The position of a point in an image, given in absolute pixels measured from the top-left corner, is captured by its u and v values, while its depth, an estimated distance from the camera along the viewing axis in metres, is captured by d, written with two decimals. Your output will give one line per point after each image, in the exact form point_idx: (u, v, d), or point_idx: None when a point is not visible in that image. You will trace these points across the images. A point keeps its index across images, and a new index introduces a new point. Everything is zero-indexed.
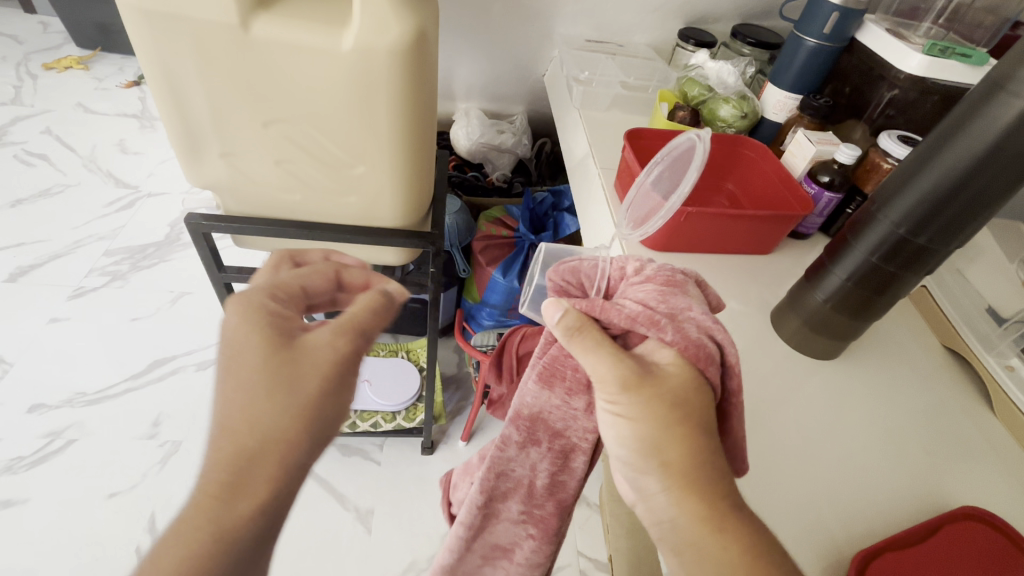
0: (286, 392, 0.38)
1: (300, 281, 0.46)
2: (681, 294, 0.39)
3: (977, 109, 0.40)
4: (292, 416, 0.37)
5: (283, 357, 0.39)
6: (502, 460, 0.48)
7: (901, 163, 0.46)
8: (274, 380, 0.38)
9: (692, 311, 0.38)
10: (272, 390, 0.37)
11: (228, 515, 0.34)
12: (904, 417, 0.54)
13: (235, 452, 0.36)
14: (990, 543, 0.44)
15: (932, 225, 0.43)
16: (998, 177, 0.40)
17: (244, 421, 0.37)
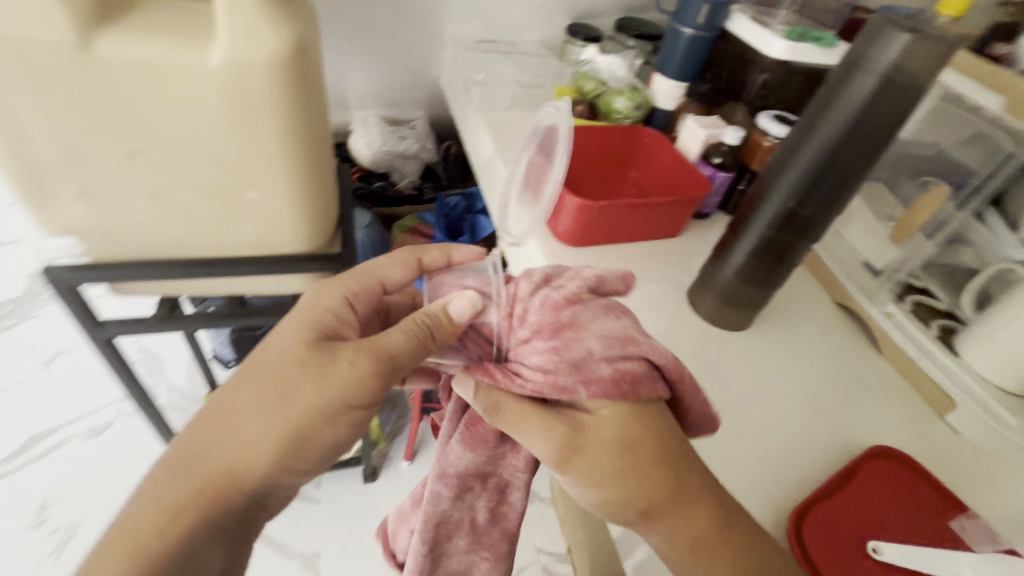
0: (291, 406, 0.39)
1: (345, 298, 0.46)
2: (574, 331, 0.39)
3: (839, 88, 0.44)
4: (283, 443, 0.40)
5: (277, 394, 0.39)
6: (438, 511, 0.46)
7: (781, 142, 0.50)
8: (287, 394, 0.39)
9: (593, 348, 0.38)
10: (268, 409, 0.39)
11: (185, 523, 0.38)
12: (811, 371, 0.59)
13: (200, 478, 0.39)
14: (909, 482, 0.48)
15: (815, 196, 0.47)
16: (863, 148, 0.44)
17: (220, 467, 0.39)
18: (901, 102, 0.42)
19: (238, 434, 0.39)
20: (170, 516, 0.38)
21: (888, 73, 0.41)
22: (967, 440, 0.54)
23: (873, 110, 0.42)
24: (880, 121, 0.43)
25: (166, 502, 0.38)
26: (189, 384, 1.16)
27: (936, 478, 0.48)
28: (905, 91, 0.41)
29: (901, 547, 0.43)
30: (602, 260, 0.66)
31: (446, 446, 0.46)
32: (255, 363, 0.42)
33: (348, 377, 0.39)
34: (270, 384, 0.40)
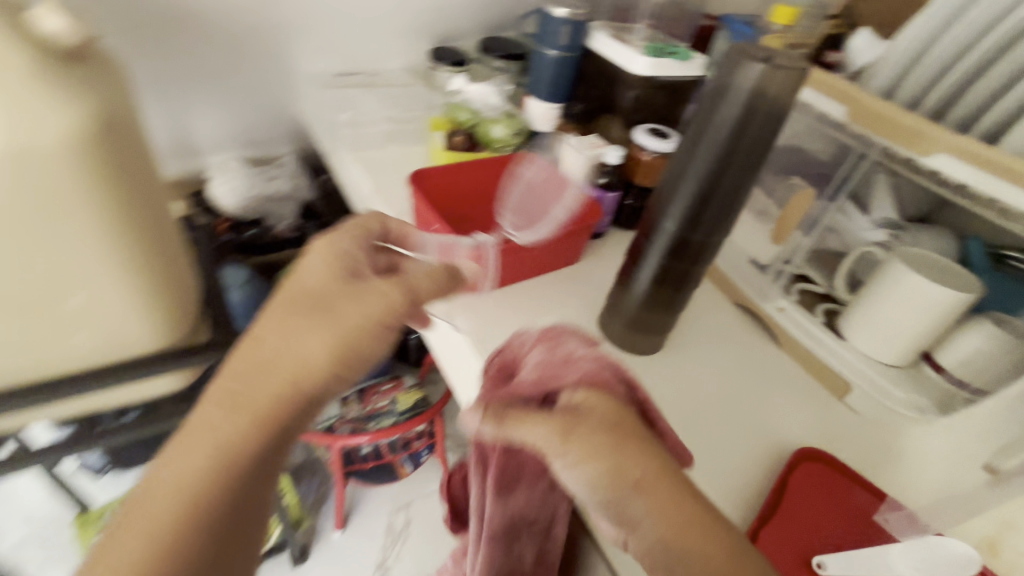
0: (335, 325, 0.39)
1: (350, 245, 0.46)
2: (564, 344, 0.44)
3: (710, 115, 0.44)
4: (330, 364, 0.39)
5: (323, 312, 0.40)
6: (496, 564, 0.49)
7: (665, 168, 0.49)
8: (328, 314, 0.40)
9: (579, 352, 0.43)
10: (312, 330, 0.39)
11: (233, 461, 0.35)
12: (727, 379, 0.60)
13: (245, 407, 0.37)
14: (848, 492, 0.49)
15: (703, 221, 0.47)
16: (741, 172, 0.44)
17: (269, 394, 0.37)
18: (766, 129, 0.42)
19: (282, 358, 0.38)
20: (226, 446, 0.36)
21: (750, 102, 0.42)
22: (867, 418, 0.58)
23: (742, 138, 0.43)
24: (750, 148, 0.43)
25: (205, 452, 0.35)
26: (48, 511, 0.95)
27: (875, 486, 0.49)
28: (768, 118, 0.42)
29: (841, 557, 0.44)
30: (507, 303, 0.63)
31: (485, 501, 0.48)
32: (295, 294, 0.41)
33: (377, 300, 0.41)
34: (311, 305, 0.40)
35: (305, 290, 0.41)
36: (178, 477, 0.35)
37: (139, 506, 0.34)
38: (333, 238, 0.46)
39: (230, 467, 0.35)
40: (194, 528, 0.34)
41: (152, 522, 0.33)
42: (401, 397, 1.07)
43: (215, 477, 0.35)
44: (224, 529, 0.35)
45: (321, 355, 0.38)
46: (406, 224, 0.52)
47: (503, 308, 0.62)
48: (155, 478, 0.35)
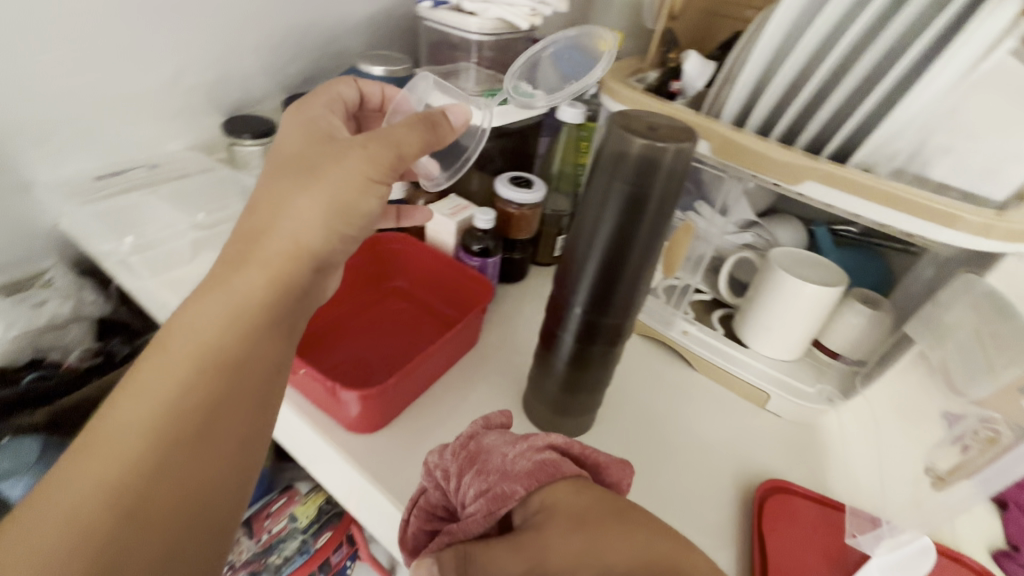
0: (323, 176, 0.39)
1: (313, 116, 0.45)
2: (484, 456, 0.39)
3: (603, 193, 0.39)
4: (328, 229, 0.39)
5: (306, 174, 0.39)
6: None
7: (563, 247, 0.43)
8: (311, 164, 0.39)
9: (506, 454, 0.38)
10: (307, 189, 0.38)
11: (239, 333, 0.36)
12: (666, 428, 0.58)
13: (261, 278, 0.37)
14: (816, 515, 0.49)
15: (615, 305, 0.42)
16: (645, 250, 0.40)
17: (273, 262, 0.38)
18: (664, 205, 0.38)
19: (275, 227, 0.38)
20: (241, 305, 0.37)
21: (643, 179, 0.37)
22: (789, 420, 0.60)
23: (641, 216, 0.38)
24: (649, 227, 0.39)
25: (212, 335, 0.36)
26: None
27: (834, 500, 0.51)
28: (664, 194, 0.38)
29: None
30: (419, 424, 0.53)
31: None
32: (280, 156, 0.41)
33: (406, 137, 0.39)
34: (296, 155, 0.41)
35: (322, 133, 0.42)
36: (194, 339, 0.35)
37: (155, 378, 0.34)
38: (299, 105, 0.46)
39: (244, 340, 0.37)
40: (207, 386, 0.35)
41: (168, 380, 0.34)
42: (300, 509, 0.85)
43: (228, 338, 0.36)
44: (232, 388, 0.36)
45: (315, 220, 0.38)
46: (383, 92, 0.54)
47: (416, 436, 0.52)
48: (145, 377, 0.34)
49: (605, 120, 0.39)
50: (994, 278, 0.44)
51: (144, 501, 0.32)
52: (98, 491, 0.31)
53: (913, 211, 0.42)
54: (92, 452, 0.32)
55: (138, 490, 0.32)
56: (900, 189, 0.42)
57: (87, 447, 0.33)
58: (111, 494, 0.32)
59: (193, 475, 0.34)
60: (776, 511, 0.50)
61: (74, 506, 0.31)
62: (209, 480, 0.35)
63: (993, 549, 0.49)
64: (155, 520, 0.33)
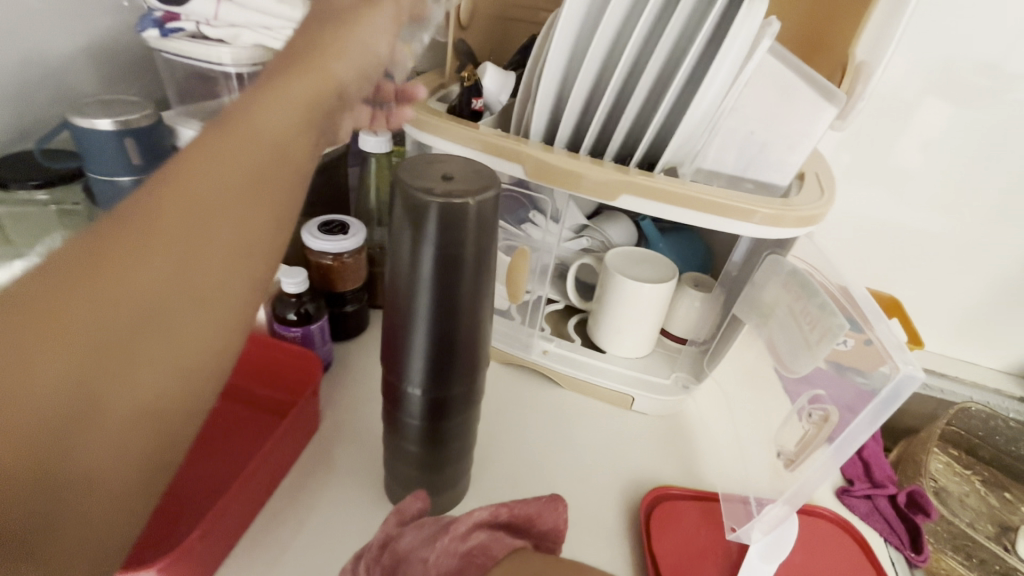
0: (315, 65, 0.27)
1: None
2: (401, 567, 0.31)
3: (410, 259, 0.33)
4: (303, 134, 0.26)
5: (292, 65, 0.27)
6: None
7: (382, 322, 0.37)
8: (298, 59, 0.27)
9: (425, 557, 0.31)
10: (290, 78, 0.26)
11: (189, 269, 0.21)
12: (547, 461, 0.55)
13: (226, 178, 0.23)
14: (699, 513, 0.50)
15: (456, 376, 0.37)
16: (474, 312, 0.35)
17: (260, 150, 0.24)
18: (481, 261, 0.33)
19: (250, 110, 0.24)
20: (268, 144, 0.24)
21: (449, 240, 0.31)
22: (656, 415, 0.61)
23: (457, 280, 0.33)
24: (469, 289, 0.33)
25: (143, 254, 0.21)
26: None
27: (709, 492, 0.52)
28: (477, 251, 0.33)
29: None
30: (257, 559, 0.43)
31: None
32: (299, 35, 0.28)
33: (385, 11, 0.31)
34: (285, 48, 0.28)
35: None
36: (171, 203, 0.22)
37: (163, 204, 0.22)
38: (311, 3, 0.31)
39: (193, 280, 0.22)
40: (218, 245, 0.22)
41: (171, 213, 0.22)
42: None
43: (218, 222, 0.22)
44: (242, 271, 0.23)
45: (300, 113, 0.26)
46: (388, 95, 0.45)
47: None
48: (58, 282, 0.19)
49: (393, 172, 0.33)
50: (794, 255, 0.49)
51: (81, 430, 0.19)
52: (56, 363, 0.18)
53: (720, 212, 0.43)
54: (59, 288, 0.19)
55: (73, 407, 0.19)
56: (705, 192, 0.43)
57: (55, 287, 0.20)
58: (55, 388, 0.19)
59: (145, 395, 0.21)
60: (665, 522, 0.49)
61: (26, 383, 0.18)
62: (117, 456, 0.20)
63: (835, 487, 0.55)
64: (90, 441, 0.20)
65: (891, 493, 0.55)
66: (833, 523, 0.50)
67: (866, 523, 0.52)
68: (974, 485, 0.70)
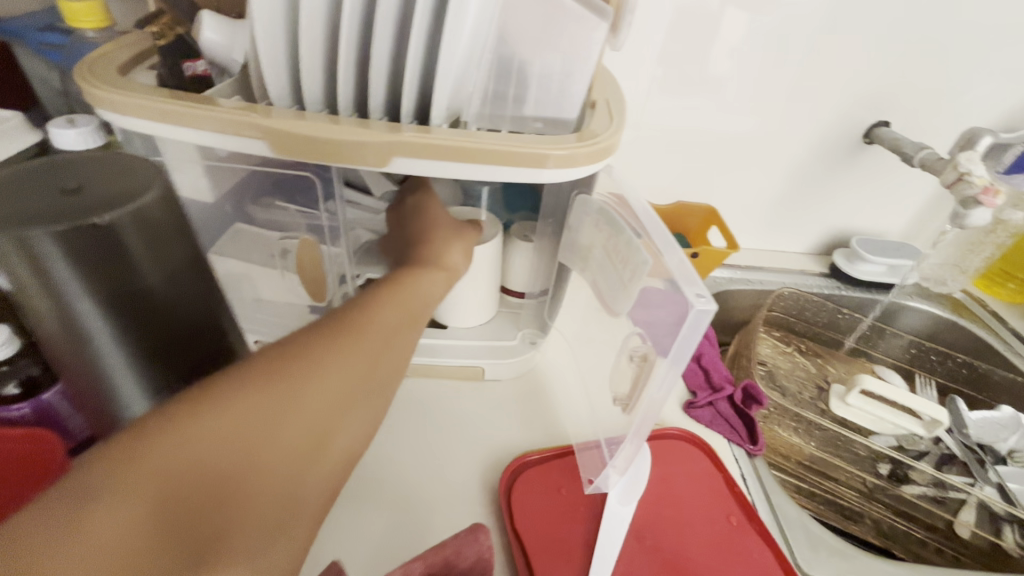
0: (416, 320, 0.37)
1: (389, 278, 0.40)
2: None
3: (65, 309, 0.34)
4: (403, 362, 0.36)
5: (372, 338, 0.33)
6: None
7: (60, 347, 0.37)
8: (399, 310, 0.36)
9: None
10: (397, 319, 0.35)
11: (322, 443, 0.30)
12: (398, 462, 0.49)
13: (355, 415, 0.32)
14: (560, 471, 0.49)
15: (175, 375, 0.40)
16: (173, 317, 0.38)
17: (382, 389, 0.34)
18: (176, 296, 0.37)
19: (379, 355, 0.33)
20: (370, 378, 0.33)
21: (112, 259, 0.33)
22: (509, 379, 0.58)
23: (142, 297, 0.35)
24: (157, 271, 0.35)
25: (281, 463, 0.28)
26: None
27: (567, 446, 0.51)
28: (172, 285, 0.36)
29: (598, 559, 0.42)
30: None
31: None
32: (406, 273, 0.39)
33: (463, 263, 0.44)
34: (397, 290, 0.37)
35: (429, 229, 0.44)
36: (271, 404, 0.28)
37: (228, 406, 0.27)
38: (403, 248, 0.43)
39: (294, 459, 0.29)
40: (335, 370, 0.31)
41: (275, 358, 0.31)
42: None
43: (303, 411, 0.29)
44: (326, 410, 0.30)
45: (400, 353, 0.35)
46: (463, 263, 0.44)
47: None
48: (207, 451, 0.26)
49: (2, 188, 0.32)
50: (599, 193, 0.45)
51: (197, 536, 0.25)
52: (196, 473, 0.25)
53: (509, 161, 0.37)
54: (170, 462, 0.24)
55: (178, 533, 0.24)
56: (489, 142, 0.37)
57: (187, 410, 0.26)
58: (206, 472, 0.25)
59: (268, 510, 0.28)
60: (528, 493, 0.47)
61: (150, 503, 0.23)
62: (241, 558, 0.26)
63: (682, 403, 0.58)
64: (240, 517, 0.26)
65: (728, 394, 0.58)
66: (684, 441, 0.52)
67: (710, 429, 0.55)
68: (798, 358, 0.79)
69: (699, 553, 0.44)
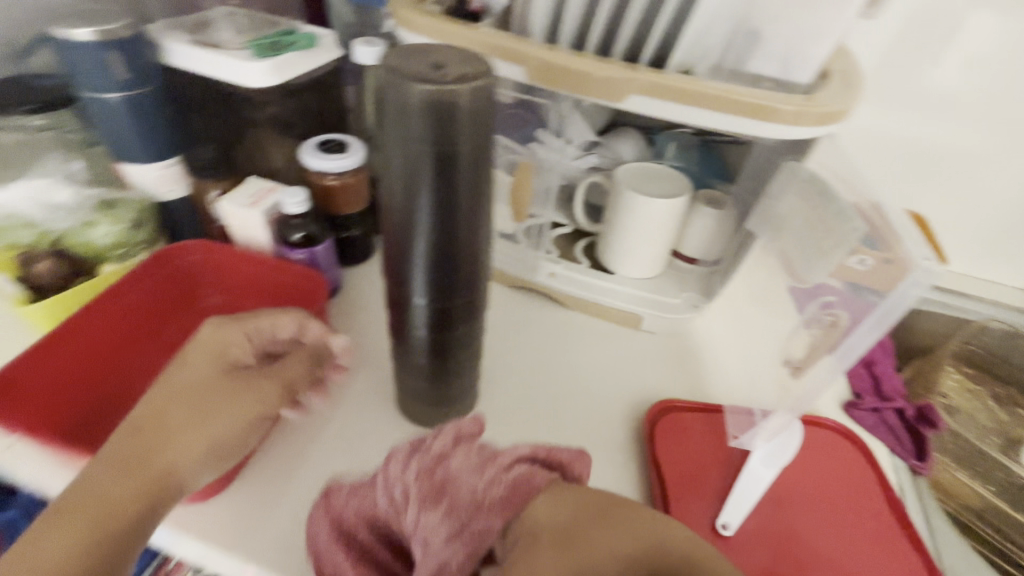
0: (168, 434, 0.37)
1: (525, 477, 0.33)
2: (451, 484, 0.33)
3: (408, 163, 0.31)
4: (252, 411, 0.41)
5: (211, 401, 0.39)
6: None
7: (387, 212, 0.35)
8: (204, 393, 0.39)
9: (475, 483, 0.33)
10: (209, 407, 0.39)
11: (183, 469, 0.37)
12: (553, 376, 0.56)
13: (217, 447, 0.39)
14: (705, 424, 0.51)
15: (452, 289, 0.37)
16: (474, 219, 0.34)
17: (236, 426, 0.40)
18: (475, 196, 0.33)
19: (214, 416, 0.39)
20: (220, 429, 0.39)
21: (445, 133, 0.30)
22: (663, 334, 0.61)
23: (453, 188, 0.32)
24: (466, 171, 0.31)
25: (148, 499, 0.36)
26: None
27: (717, 405, 0.53)
28: (475, 163, 0.32)
29: (734, 505, 0.44)
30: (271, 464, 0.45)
31: None
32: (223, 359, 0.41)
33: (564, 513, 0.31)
34: (232, 429, 0.40)
35: (215, 396, 0.39)
36: (111, 475, 0.35)
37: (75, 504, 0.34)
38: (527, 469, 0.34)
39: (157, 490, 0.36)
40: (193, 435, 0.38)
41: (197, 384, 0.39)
42: None
43: (148, 464, 0.36)
44: (171, 454, 0.37)
45: (246, 404, 0.40)
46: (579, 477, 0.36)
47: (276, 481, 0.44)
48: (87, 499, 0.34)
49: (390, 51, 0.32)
50: (814, 161, 0.45)
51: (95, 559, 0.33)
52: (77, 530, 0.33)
53: (740, 111, 0.40)
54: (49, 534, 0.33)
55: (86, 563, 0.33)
56: (724, 90, 0.40)
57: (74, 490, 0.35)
58: (86, 524, 0.34)
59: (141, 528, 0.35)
60: (670, 434, 0.50)
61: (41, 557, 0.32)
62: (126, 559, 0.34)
63: (842, 401, 0.55)
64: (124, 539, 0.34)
65: (899, 406, 0.54)
66: (838, 434, 0.51)
67: (871, 433, 0.52)
68: (985, 402, 0.70)
69: (842, 536, 0.43)
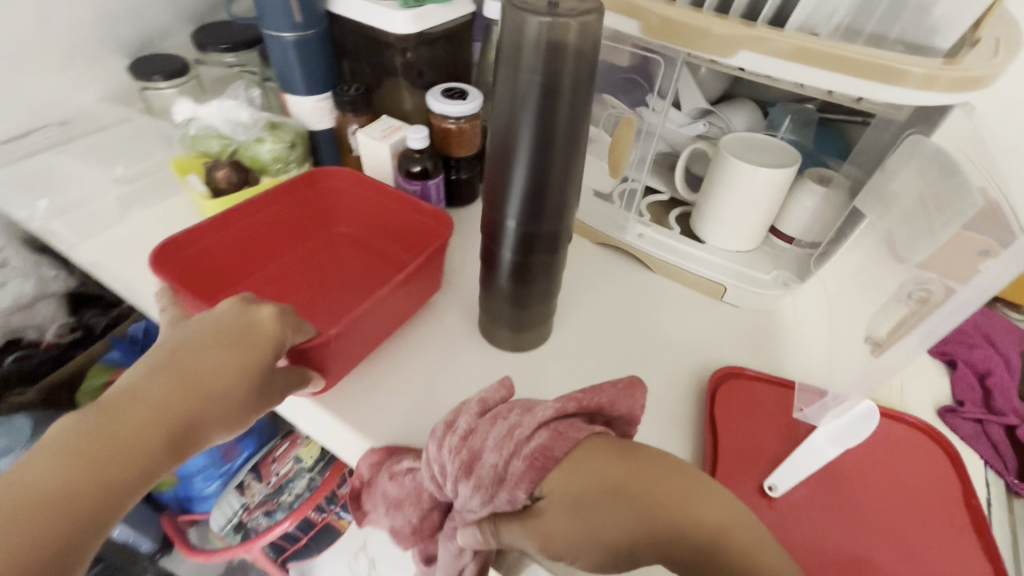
0: (185, 390, 0.36)
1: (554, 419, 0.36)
2: (479, 458, 0.36)
3: (516, 91, 0.35)
4: (242, 380, 0.38)
5: (188, 372, 0.37)
6: None
7: (493, 139, 0.40)
8: (184, 369, 0.37)
9: (497, 457, 0.35)
10: (203, 375, 0.37)
11: (146, 450, 0.33)
12: (625, 328, 0.58)
13: (184, 409, 0.35)
14: (772, 397, 0.51)
15: (542, 215, 0.41)
16: (569, 150, 0.37)
17: (218, 397, 0.37)
18: (574, 126, 0.36)
19: (197, 382, 0.37)
20: (197, 395, 0.36)
21: (553, 63, 0.34)
22: (745, 309, 0.60)
23: (554, 117, 0.36)
24: (568, 101, 0.35)
25: (111, 475, 0.32)
26: None
27: (789, 380, 0.52)
28: (576, 95, 0.35)
29: (785, 470, 0.44)
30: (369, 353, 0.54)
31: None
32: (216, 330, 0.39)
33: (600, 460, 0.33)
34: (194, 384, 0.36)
35: (195, 379, 0.37)
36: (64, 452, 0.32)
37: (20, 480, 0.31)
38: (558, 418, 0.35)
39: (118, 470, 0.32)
40: (170, 407, 0.35)
41: (203, 364, 0.37)
42: (302, 452, 0.91)
43: (106, 446, 0.32)
44: (133, 438, 0.33)
45: (232, 375, 0.38)
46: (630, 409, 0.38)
47: (374, 374, 0.52)
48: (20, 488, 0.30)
49: None
50: (940, 137, 0.43)
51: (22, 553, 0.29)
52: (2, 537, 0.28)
53: (858, 70, 0.39)
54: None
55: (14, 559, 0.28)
56: (841, 48, 0.39)
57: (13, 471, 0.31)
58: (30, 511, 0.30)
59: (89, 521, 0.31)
60: (734, 398, 0.50)
61: None
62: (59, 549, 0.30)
63: (940, 406, 0.51)
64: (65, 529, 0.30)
65: (1007, 422, 0.49)
66: (921, 432, 0.48)
67: (966, 443, 0.48)
68: None
69: (897, 523, 0.42)
